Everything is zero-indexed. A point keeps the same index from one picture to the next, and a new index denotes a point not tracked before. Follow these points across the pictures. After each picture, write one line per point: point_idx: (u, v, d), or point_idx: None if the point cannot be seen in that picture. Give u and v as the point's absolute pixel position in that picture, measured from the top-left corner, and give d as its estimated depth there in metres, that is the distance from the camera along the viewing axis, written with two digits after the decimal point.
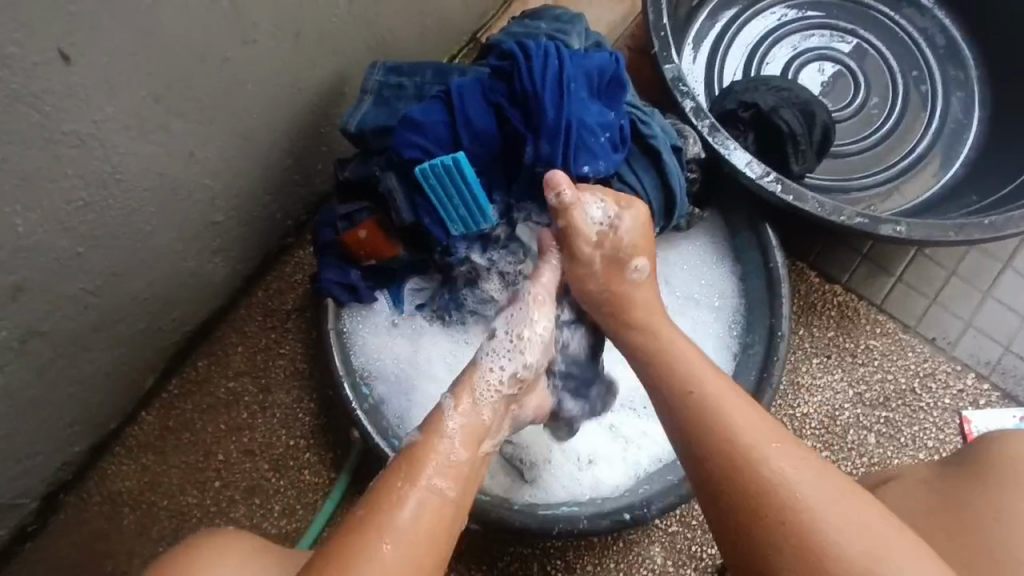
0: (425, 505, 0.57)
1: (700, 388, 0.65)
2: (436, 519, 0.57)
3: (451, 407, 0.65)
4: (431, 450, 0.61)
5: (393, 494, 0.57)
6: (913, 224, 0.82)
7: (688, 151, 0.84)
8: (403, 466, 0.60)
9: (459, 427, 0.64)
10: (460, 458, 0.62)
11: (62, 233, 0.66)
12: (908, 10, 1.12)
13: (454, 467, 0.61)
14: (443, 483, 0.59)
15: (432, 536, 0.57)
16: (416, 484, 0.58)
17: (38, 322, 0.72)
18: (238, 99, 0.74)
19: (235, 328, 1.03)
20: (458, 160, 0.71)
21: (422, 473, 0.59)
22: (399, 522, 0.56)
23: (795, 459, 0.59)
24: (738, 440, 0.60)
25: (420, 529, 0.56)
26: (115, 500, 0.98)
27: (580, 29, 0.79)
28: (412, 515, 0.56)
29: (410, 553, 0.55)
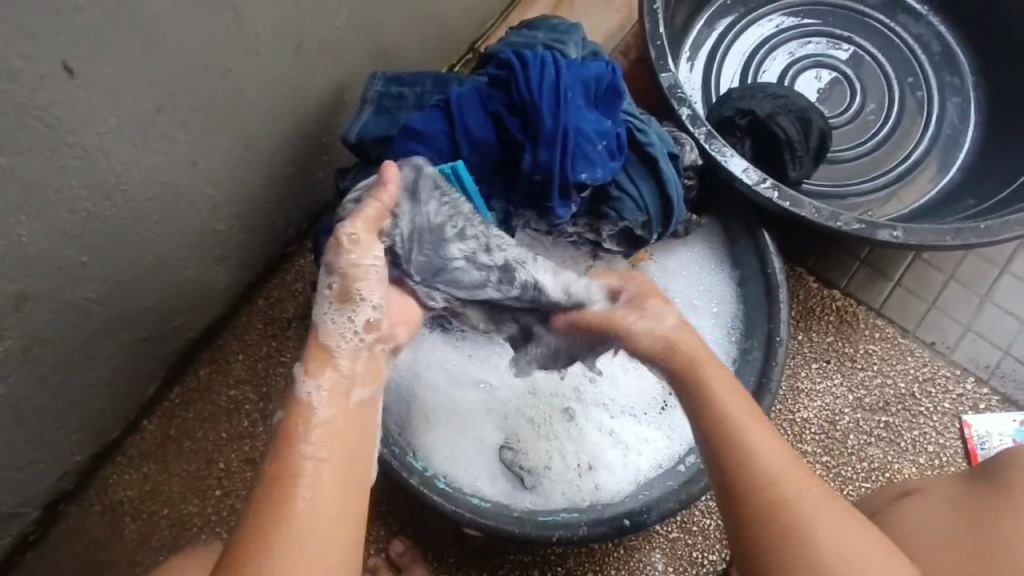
0: (317, 473, 0.53)
1: (731, 411, 0.62)
2: (341, 476, 0.54)
3: (313, 383, 0.57)
4: (301, 426, 0.55)
5: (286, 474, 0.53)
6: (911, 229, 0.83)
7: (685, 158, 0.85)
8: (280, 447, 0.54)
9: (320, 390, 0.57)
10: (334, 416, 0.56)
11: (66, 242, 0.67)
12: (904, 16, 1.13)
13: (333, 428, 0.55)
14: (322, 446, 0.54)
15: (338, 502, 0.52)
16: (301, 459, 0.53)
17: (41, 331, 0.72)
18: (240, 109, 0.75)
19: (236, 336, 1.03)
20: (457, 168, 0.72)
21: (303, 444, 0.54)
22: (298, 505, 0.51)
23: (799, 478, 0.58)
24: (769, 465, 0.59)
25: (323, 505, 0.52)
26: (116, 509, 0.98)
27: (578, 38, 0.80)
28: (309, 487, 0.52)
29: (323, 520, 0.51)
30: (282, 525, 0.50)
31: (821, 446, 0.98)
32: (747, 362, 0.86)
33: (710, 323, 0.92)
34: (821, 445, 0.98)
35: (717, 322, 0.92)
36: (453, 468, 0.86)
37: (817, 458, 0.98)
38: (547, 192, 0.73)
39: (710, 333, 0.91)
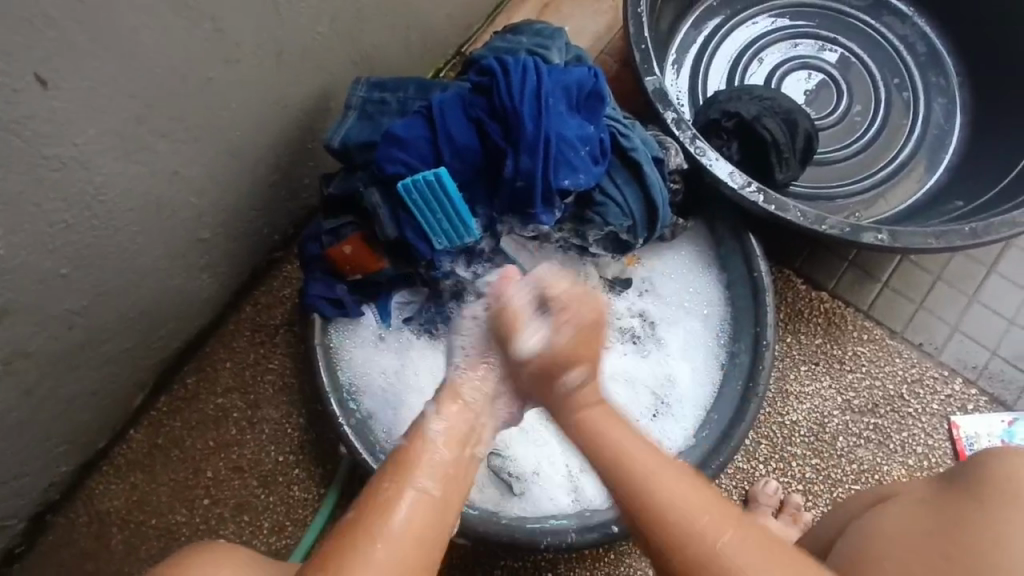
0: (415, 508, 0.54)
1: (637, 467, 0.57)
2: (428, 523, 0.54)
3: (434, 413, 0.61)
4: (420, 454, 0.57)
5: (387, 493, 0.55)
6: (896, 231, 0.83)
7: (670, 162, 0.84)
8: (393, 466, 0.57)
9: (442, 430, 0.60)
10: (449, 461, 0.58)
11: (46, 254, 0.67)
12: (889, 18, 1.13)
13: (443, 470, 0.57)
14: (431, 485, 0.56)
15: (423, 539, 0.54)
16: (407, 486, 0.55)
17: (24, 343, 0.72)
18: (222, 118, 0.74)
19: (223, 343, 1.03)
20: (440, 175, 0.72)
21: (413, 474, 0.56)
22: (389, 526, 0.53)
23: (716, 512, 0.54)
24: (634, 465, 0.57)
25: (411, 532, 0.53)
26: (103, 519, 0.98)
27: (561, 44, 0.80)
28: (405, 516, 0.53)
29: (402, 561, 0.52)
30: (370, 541, 0.51)
31: (810, 449, 0.98)
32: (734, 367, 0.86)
33: (699, 326, 0.91)
34: (810, 448, 0.98)
35: (705, 325, 0.91)
36: None
37: (806, 460, 0.98)
38: (530, 199, 0.73)
39: (699, 338, 0.91)
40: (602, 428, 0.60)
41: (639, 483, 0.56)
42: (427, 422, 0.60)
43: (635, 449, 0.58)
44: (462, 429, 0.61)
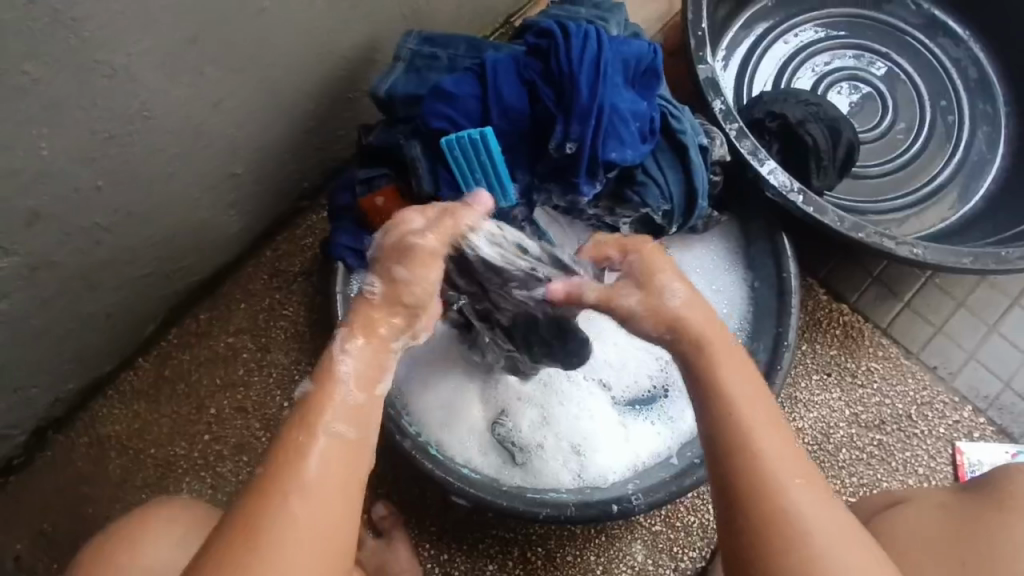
0: (327, 458, 0.48)
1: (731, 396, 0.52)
2: (345, 471, 0.48)
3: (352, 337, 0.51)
4: (326, 399, 0.49)
5: (295, 446, 0.48)
6: (930, 248, 0.82)
7: (715, 152, 0.83)
8: (298, 418, 0.49)
9: (354, 367, 0.51)
10: (360, 400, 0.50)
11: (84, 163, 0.66)
12: (944, 39, 1.12)
13: (354, 408, 0.50)
14: (346, 427, 0.49)
15: (344, 485, 0.48)
16: (316, 434, 0.48)
17: (50, 252, 0.71)
18: (272, 51, 0.74)
19: (240, 285, 1.03)
20: (485, 133, 0.72)
21: (321, 419, 0.49)
22: (303, 481, 0.46)
23: (797, 467, 0.50)
24: (735, 424, 0.51)
25: (329, 480, 0.47)
26: (103, 443, 0.98)
27: (620, 19, 0.79)
28: (316, 469, 0.47)
29: (322, 516, 0.46)
30: (281, 506, 0.45)
31: (812, 457, 0.98)
32: None
33: (719, 321, 0.91)
34: (812, 456, 0.98)
35: (726, 321, 0.91)
36: (446, 438, 0.86)
37: None
38: (574, 167, 0.73)
39: None
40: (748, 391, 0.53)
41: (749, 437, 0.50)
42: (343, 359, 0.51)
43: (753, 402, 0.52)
44: (379, 364, 0.52)
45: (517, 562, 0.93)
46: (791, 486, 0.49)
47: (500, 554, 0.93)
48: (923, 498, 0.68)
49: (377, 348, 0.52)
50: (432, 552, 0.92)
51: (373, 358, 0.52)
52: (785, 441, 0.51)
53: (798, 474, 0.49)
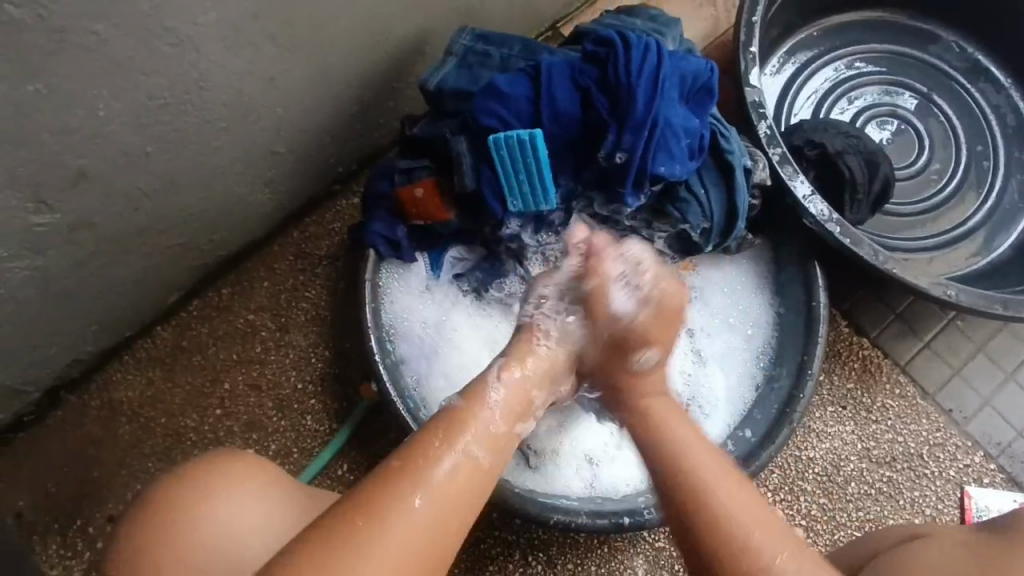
0: (459, 469, 0.54)
1: (684, 461, 0.58)
2: (467, 489, 0.54)
3: (499, 375, 0.62)
4: (474, 417, 0.58)
5: (434, 449, 0.54)
6: (963, 291, 0.83)
7: (757, 174, 0.83)
8: (446, 425, 0.57)
9: (501, 400, 0.60)
10: (500, 431, 0.58)
11: (136, 127, 0.67)
12: (985, 84, 1.12)
13: (493, 441, 0.57)
14: (480, 452, 0.56)
15: (463, 501, 0.53)
16: (455, 447, 0.55)
17: (91, 213, 0.72)
18: (329, 34, 0.74)
19: (265, 263, 1.02)
20: (534, 136, 0.73)
21: (462, 437, 0.56)
22: (433, 479, 0.53)
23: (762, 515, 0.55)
24: (695, 481, 0.56)
25: (454, 489, 0.53)
26: (114, 407, 0.97)
27: (675, 34, 0.80)
28: (446, 475, 0.53)
29: (436, 522, 0.51)
30: (407, 495, 0.51)
31: (821, 488, 0.98)
32: (772, 390, 0.87)
33: (742, 344, 0.92)
34: (821, 487, 0.98)
35: (749, 344, 0.91)
36: None
37: (814, 498, 0.98)
38: (620, 177, 0.73)
39: (740, 355, 0.91)
40: (687, 466, 0.57)
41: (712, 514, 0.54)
42: (490, 394, 0.60)
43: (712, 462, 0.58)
44: (520, 402, 0.61)
45: (517, 566, 0.93)
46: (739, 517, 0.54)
47: (501, 556, 0.93)
48: (946, 533, 0.68)
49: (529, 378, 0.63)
50: None
51: (519, 390, 0.62)
52: (755, 496, 0.56)
53: (739, 501, 0.55)
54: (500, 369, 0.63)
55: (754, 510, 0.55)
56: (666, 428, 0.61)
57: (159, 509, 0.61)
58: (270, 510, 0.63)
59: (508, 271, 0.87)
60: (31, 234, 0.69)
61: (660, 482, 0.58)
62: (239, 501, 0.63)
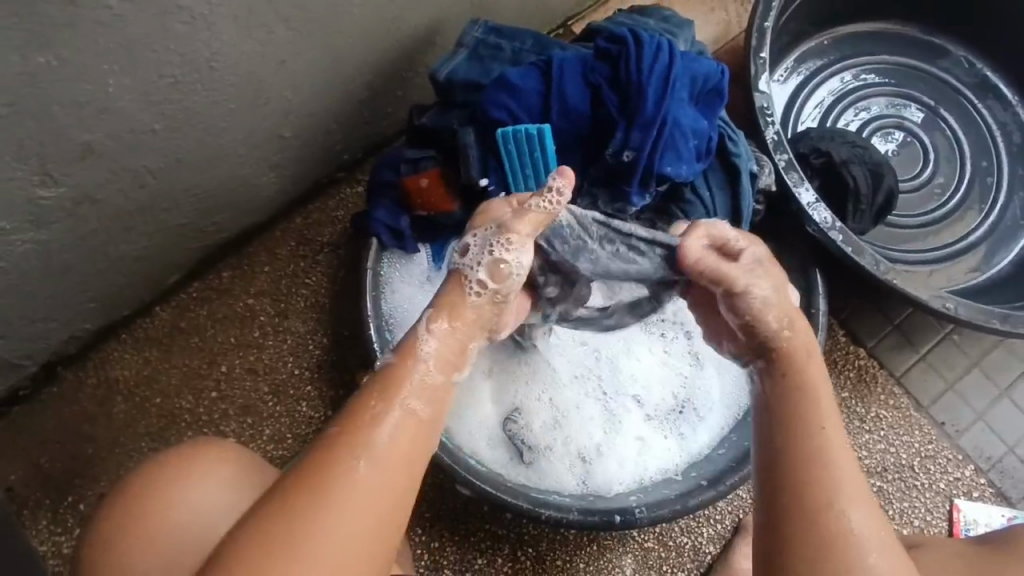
0: (401, 427, 0.52)
1: (808, 406, 0.54)
2: (412, 443, 0.52)
3: (427, 328, 0.58)
4: (409, 372, 0.55)
5: (373, 409, 0.52)
6: (961, 304, 0.83)
7: (762, 180, 0.85)
8: (380, 384, 0.54)
9: (435, 349, 0.57)
10: (438, 382, 0.56)
11: (144, 105, 0.66)
12: (992, 101, 1.13)
13: (428, 390, 0.55)
14: (418, 406, 0.54)
15: (411, 457, 0.51)
16: (392, 403, 0.53)
17: (95, 188, 0.72)
18: (342, 20, 0.74)
19: (268, 247, 1.02)
20: (542, 130, 0.72)
21: (399, 393, 0.54)
22: (375, 440, 0.50)
23: (861, 490, 0.50)
24: (810, 433, 0.52)
25: (398, 447, 0.51)
26: (110, 385, 0.97)
27: (688, 36, 0.80)
28: (389, 434, 0.51)
29: (384, 480, 0.49)
30: (347, 459, 0.49)
31: None
32: None
33: None
34: None
35: None
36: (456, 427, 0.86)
37: None
38: (627, 176, 0.73)
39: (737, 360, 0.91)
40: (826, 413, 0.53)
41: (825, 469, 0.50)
42: (422, 344, 0.57)
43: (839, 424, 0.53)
44: (454, 350, 0.58)
45: (505, 560, 0.93)
46: (845, 478, 0.50)
47: (489, 550, 0.93)
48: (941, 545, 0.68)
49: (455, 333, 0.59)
50: (423, 539, 0.92)
51: (450, 339, 0.58)
52: (859, 473, 0.51)
53: (851, 468, 0.51)
54: (428, 321, 0.59)
55: (853, 483, 0.51)
56: (807, 373, 0.56)
57: (139, 495, 0.62)
58: (239, 502, 0.62)
59: None
60: (35, 207, 0.69)
61: (777, 418, 0.54)
62: (212, 491, 0.62)
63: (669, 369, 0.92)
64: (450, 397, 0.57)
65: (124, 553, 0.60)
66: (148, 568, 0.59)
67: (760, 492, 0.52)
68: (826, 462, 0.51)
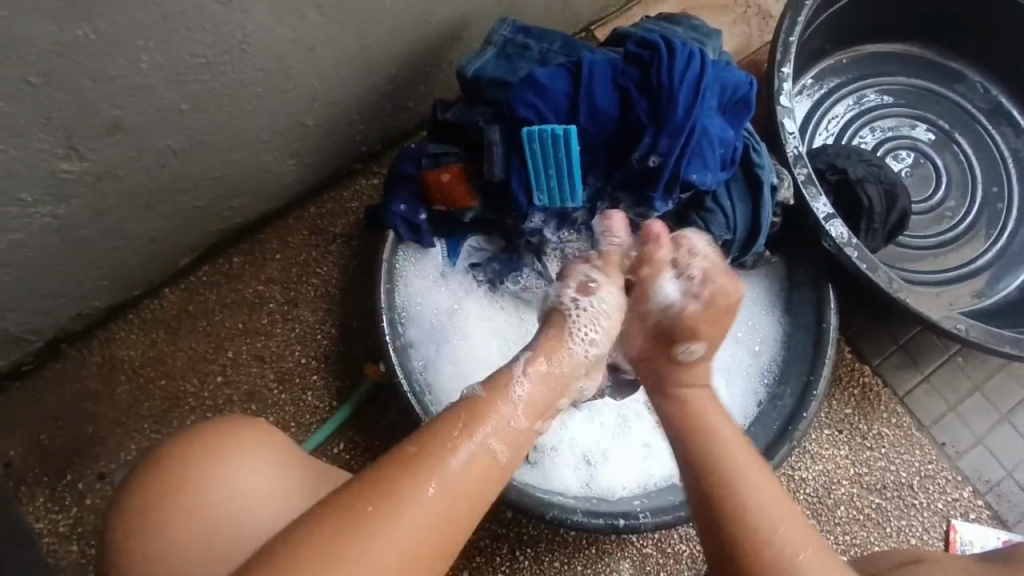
0: (475, 461, 0.54)
1: (720, 446, 0.60)
2: (481, 480, 0.54)
3: (523, 367, 0.62)
4: (495, 410, 0.58)
5: (454, 440, 0.54)
6: (972, 326, 0.84)
7: (781, 193, 0.85)
8: (466, 415, 0.57)
9: (526, 395, 0.60)
10: (520, 426, 0.58)
11: (174, 83, 0.66)
12: (1005, 128, 1.14)
13: (511, 434, 0.57)
14: (498, 447, 0.56)
15: (477, 492, 0.53)
16: (474, 437, 0.55)
17: (117, 165, 0.71)
18: (373, 10, 0.74)
19: (280, 235, 1.02)
20: (569, 132, 0.73)
21: (482, 427, 0.56)
22: (449, 470, 0.52)
23: (790, 518, 0.56)
24: (726, 467, 0.58)
25: (468, 481, 0.53)
26: (114, 364, 0.97)
27: (715, 47, 0.81)
28: (461, 467, 0.53)
29: (447, 511, 0.51)
30: (423, 482, 0.51)
31: (811, 509, 0.99)
32: (775, 407, 0.88)
33: (748, 358, 0.92)
34: (811, 508, 0.99)
35: (755, 359, 0.92)
36: None
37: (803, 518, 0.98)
38: (651, 182, 0.74)
39: (745, 369, 0.92)
40: (711, 441, 0.60)
41: (743, 500, 0.56)
42: (514, 384, 0.61)
43: (749, 462, 0.59)
44: (545, 398, 0.62)
45: (504, 559, 0.93)
46: (758, 507, 0.56)
47: (488, 548, 0.93)
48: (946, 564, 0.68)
49: (557, 374, 0.64)
50: None
51: (545, 382, 0.62)
52: (782, 497, 0.57)
53: (763, 487, 0.57)
54: (527, 362, 0.63)
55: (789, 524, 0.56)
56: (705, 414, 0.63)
57: (164, 472, 0.61)
58: (276, 484, 0.62)
59: (526, 265, 0.88)
60: (57, 180, 0.68)
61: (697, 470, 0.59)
62: (252, 471, 0.62)
63: None
64: (528, 443, 0.59)
65: (151, 532, 0.59)
66: (175, 547, 0.59)
67: (695, 506, 0.59)
68: (733, 488, 0.57)
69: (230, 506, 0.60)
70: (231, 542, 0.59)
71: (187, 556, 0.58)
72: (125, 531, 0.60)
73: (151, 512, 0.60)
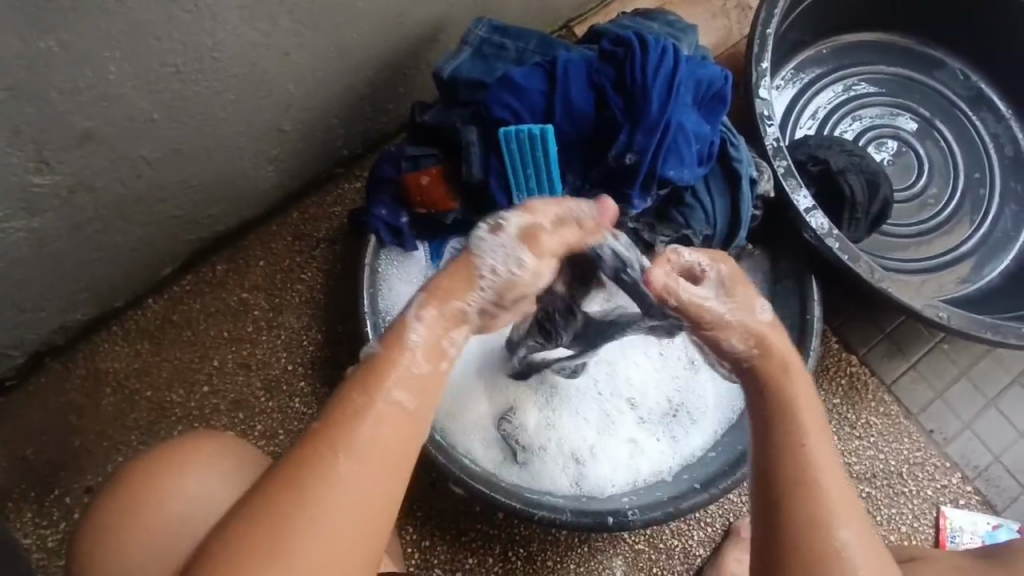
0: (387, 420, 0.47)
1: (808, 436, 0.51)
2: (399, 436, 0.47)
3: (416, 315, 0.51)
4: (394, 364, 0.49)
5: (352, 403, 0.47)
6: (954, 313, 0.85)
7: (760, 185, 0.85)
8: (360, 376, 0.49)
9: (422, 337, 0.51)
10: (428, 371, 0.50)
11: (145, 93, 0.66)
12: (986, 113, 1.14)
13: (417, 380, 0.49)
14: (405, 397, 0.48)
15: (393, 449, 0.47)
16: (378, 396, 0.47)
17: (92, 177, 0.71)
18: (346, 13, 0.73)
19: (263, 241, 1.01)
20: (545, 132, 0.73)
21: (386, 382, 0.48)
22: (357, 435, 0.46)
23: (849, 501, 0.50)
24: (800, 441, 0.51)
25: (380, 441, 0.46)
26: (98, 377, 0.96)
27: (691, 42, 0.81)
28: (371, 429, 0.46)
29: (369, 475, 0.45)
30: (332, 455, 0.45)
31: None
32: None
33: None
34: None
35: None
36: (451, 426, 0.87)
37: None
38: (629, 179, 0.74)
39: None
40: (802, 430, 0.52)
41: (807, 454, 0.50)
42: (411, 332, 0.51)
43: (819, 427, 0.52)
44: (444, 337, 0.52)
45: (496, 560, 0.93)
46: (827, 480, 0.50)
47: (480, 550, 0.93)
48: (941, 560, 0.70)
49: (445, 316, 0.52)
50: (415, 537, 0.92)
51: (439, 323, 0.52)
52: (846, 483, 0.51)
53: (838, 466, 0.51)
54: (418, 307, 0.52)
55: (846, 499, 0.50)
56: (787, 364, 0.56)
57: (141, 481, 0.61)
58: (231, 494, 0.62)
59: None
60: (29, 194, 0.68)
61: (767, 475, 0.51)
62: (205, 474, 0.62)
63: (669, 371, 0.92)
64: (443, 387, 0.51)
65: (127, 544, 0.59)
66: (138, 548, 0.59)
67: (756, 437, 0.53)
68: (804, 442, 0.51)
69: (174, 507, 0.60)
70: (172, 539, 0.59)
71: (152, 556, 0.59)
72: (100, 542, 0.60)
73: (112, 513, 0.60)
